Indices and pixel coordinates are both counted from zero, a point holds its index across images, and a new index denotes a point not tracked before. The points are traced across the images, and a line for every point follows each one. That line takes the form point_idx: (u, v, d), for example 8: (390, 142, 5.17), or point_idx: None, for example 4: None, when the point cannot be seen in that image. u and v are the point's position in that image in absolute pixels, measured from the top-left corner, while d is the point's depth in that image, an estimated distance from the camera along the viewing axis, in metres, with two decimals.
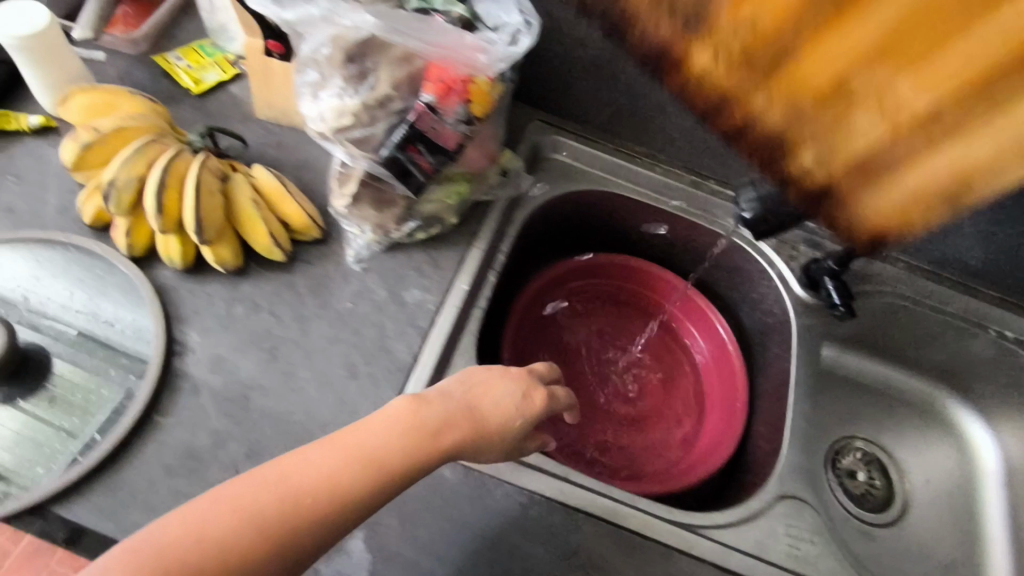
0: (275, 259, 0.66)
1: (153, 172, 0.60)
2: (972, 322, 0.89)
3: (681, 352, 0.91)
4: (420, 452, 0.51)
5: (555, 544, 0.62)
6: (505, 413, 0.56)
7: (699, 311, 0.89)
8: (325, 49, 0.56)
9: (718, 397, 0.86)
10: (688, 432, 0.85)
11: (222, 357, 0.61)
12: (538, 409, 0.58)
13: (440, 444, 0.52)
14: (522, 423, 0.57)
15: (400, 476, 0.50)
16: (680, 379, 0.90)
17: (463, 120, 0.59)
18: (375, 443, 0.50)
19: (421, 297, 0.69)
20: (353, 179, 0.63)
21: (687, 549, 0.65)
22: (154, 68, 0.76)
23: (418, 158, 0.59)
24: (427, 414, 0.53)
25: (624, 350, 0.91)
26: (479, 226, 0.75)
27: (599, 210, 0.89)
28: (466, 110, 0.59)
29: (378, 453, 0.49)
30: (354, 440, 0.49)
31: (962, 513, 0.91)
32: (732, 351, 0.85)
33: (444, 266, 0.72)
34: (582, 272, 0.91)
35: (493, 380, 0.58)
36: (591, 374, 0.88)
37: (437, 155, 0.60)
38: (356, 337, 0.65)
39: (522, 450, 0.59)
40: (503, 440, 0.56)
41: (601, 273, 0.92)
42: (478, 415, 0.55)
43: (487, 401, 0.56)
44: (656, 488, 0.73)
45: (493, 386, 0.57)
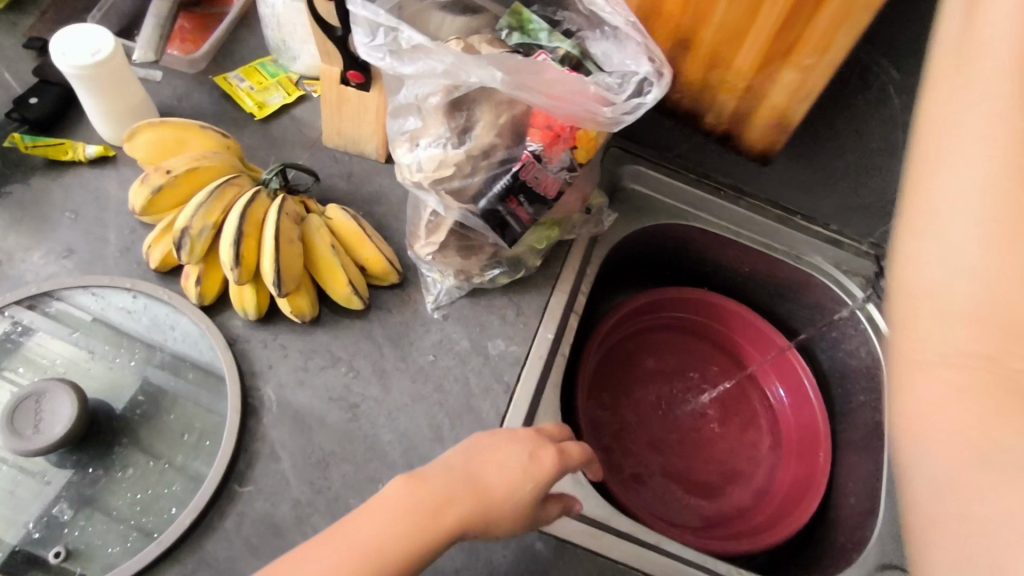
0: (353, 309, 0.61)
1: (230, 218, 0.55)
2: None
3: (756, 394, 0.88)
4: (421, 536, 0.44)
5: None
6: (515, 482, 0.49)
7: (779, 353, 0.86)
8: (433, 97, 0.53)
9: (799, 445, 0.82)
10: (762, 479, 0.82)
11: (301, 417, 0.57)
12: (550, 471, 0.50)
13: (443, 523, 0.45)
14: (538, 489, 0.50)
15: (405, 564, 0.43)
16: (755, 422, 0.86)
17: (568, 168, 0.53)
18: (371, 532, 0.44)
19: (505, 348, 0.65)
20: (443, 227, 0.59)
21: None
22: (214, 89, 0.71)
23: (518, 210, 0.54)
24: (429, 492, 0.46)
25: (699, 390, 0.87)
26: (561, 268, 0.71)
27: (676, 242, 0.85)
28: (571, 157, 0.53)
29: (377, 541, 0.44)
30: (350, 536, 0.44)
31: None
32: (817, 399, 0.82)
33: (527, 313, 0.67)
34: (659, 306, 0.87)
35: (495, 446, 0.50)
36: (660, 413, 0.84)
37: (538, 206, 0.54)
38: (439, 393, 0.61)
39: (539, 519, 0.51)
40: (513, 515, 0.48)
41: (677, 308, 0.88)
42: (490, 487, 0.48)
43: (495, 468, 0.49)
44: (740, 546, 0.70)
45: (501, 451, 0.50)
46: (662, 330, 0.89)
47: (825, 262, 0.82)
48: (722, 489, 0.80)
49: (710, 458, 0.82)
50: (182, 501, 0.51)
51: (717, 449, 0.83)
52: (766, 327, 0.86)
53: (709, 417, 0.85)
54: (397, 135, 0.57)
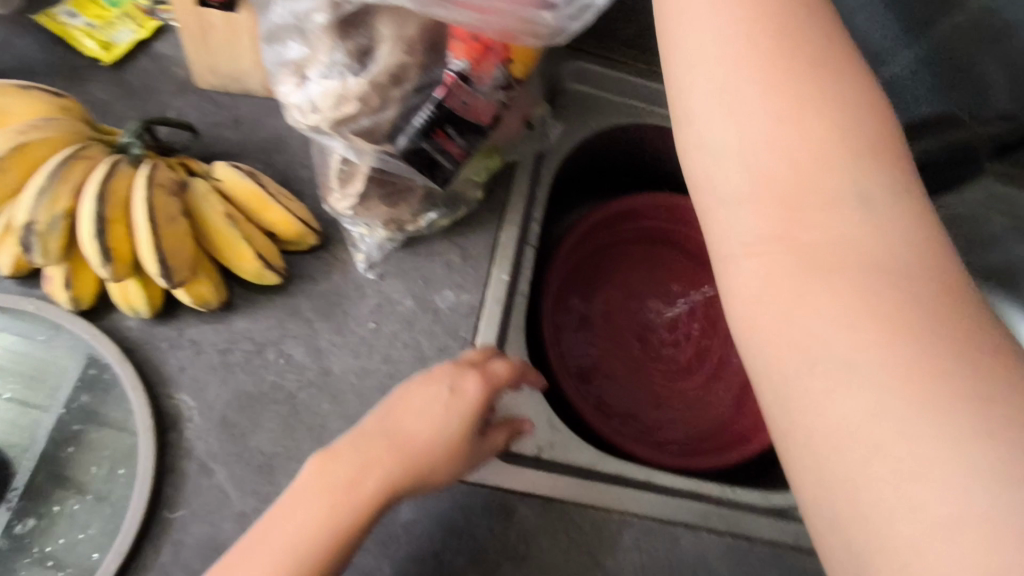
0: (269, 284, 0.52)
1: (82, 200, 0.43)
2: None
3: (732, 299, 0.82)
4: (332, 525, 0.41)
5: (660, 568, 0.53)
6: (425, 433, 0.44)
7: None
8: (317, 14, 0.41)
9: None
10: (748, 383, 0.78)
11: (229, 420, 0.49)
12: (474, 402, 0.46)
13: (356, 501, 0.41)
14: (461, 428, 0.45)
15: (334, 549, 0.40)
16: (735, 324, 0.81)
17: (501, 85, 0.46)
18: (295, 528, 0.40)
19: (456, 300, 0.57)
20: (359, 175, 0.49)
21: (795, 542, 0.57)
22: (46, 34, 0.57)
23: (450, 147, 0.46)
24: (331, 481, 0.42)
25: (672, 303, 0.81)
26: (507, 197, 0.62)
27: (633, 144, 0.76)
28: (504, 72, 0.45)
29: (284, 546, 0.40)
30: (257, 553, 0.40)
31: None
32: None
33: (475, 255, 0.59)
34: (620, 217, 0.79)
35: (402, 402, 0.46)
36: (635, 329, 0.78)
37: (469, 136, 0.47)
38: (388, 365, 0.53)
39: (480, 454, 0.47)
40: (447, 461, 0.45)
41: (639, 216, 0.80)
42: (402, 447, 0.44)
43: (404, 426, 0.45)
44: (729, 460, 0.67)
45: (412, 408, 0.45)
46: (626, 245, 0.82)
47: None
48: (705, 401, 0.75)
49: (690, 372, 0.76)
50: (103, 545, 0.44)
51: (696, 360, 0.77)
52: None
53: (685, 328, 0.79)
54: (277, 65, 0.44)
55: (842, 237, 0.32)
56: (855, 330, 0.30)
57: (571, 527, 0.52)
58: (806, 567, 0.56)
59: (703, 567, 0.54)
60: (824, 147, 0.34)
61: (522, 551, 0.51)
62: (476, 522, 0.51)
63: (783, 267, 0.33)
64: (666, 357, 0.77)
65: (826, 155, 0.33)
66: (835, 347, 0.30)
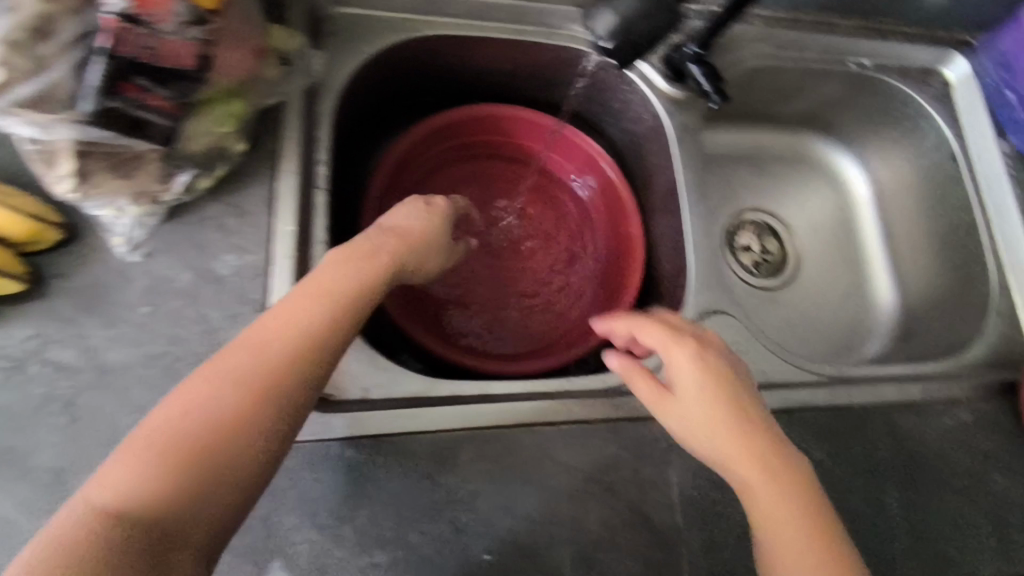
0: (13, 292, 0.49)
1: None
2: (831, 60, 0.84)
3: (568, 199, 0.83)
4: (302, 358, 0.44)
5: (498, 473, 0.54)
6: (356, 286, 0.49)
7: (566, 142, 0.80)
8: None
9: (615, 237, 0.79)
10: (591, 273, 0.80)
11: (5, 443, 0.47)
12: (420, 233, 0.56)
13: (311, 342, 0.45)
14: (387, 282, 0.52)
15: (306, 363, 0.45)
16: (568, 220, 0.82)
17: (189, 22, 0.42)
18: (249, 359, 0.44)
19: (238, 263, 0.54)
20: (66, 155, 0.45)
21: (626, 414, 0.60)
22: None
23: (152, 100, 0.43)
24: (275, 329, 0.45)
25: (509, 213, 0.81)
26: (277, 143, 0.59)
27: (419, 61, 0.72)
28: (189, 8, 0.42)
29: (247, 380, 0.43)
30: (201, 402, 0.42)
31: (845, 251, 0.96)
32: (615, 176, 0.78)
33: (253, 211, 0.56)
34: (428, 141, 0.77)
35: (329, 264, 0.50)
36: (471, 249, 0.77)
37: (173, 84, 0.44)
38: (175, 346, 0.51)
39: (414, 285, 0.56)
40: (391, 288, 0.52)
41: (448, 136, 0.78)
42: (343, 296, 0.48)
43: (338, 277, 0.49)
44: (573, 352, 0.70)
45: (347, 264, 0.50)
46: (454, 160, 0.81)
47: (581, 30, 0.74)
48: (548, 303, 0.77)
49: (531, 277, 0.78)
50: None
51: (536, 265, 0.79)
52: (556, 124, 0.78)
53: (523, 236, 0.80)
54: None
55: (740, 447, 0.49)
56: (787, 490, 0.47)
57: (402, 456, 0.53)
58: (641, 433, 0.59)
59: (542, 459, 0.56)
60: (726, 412, 0.50)
61: (356, 491, 0.52)
62: (300, 476, 0.51)
63: (788, 539, 0.46)
64: (507, 266, 0.77)
65: (757, 441, 0.49)
66: (761, 507, 0.47)
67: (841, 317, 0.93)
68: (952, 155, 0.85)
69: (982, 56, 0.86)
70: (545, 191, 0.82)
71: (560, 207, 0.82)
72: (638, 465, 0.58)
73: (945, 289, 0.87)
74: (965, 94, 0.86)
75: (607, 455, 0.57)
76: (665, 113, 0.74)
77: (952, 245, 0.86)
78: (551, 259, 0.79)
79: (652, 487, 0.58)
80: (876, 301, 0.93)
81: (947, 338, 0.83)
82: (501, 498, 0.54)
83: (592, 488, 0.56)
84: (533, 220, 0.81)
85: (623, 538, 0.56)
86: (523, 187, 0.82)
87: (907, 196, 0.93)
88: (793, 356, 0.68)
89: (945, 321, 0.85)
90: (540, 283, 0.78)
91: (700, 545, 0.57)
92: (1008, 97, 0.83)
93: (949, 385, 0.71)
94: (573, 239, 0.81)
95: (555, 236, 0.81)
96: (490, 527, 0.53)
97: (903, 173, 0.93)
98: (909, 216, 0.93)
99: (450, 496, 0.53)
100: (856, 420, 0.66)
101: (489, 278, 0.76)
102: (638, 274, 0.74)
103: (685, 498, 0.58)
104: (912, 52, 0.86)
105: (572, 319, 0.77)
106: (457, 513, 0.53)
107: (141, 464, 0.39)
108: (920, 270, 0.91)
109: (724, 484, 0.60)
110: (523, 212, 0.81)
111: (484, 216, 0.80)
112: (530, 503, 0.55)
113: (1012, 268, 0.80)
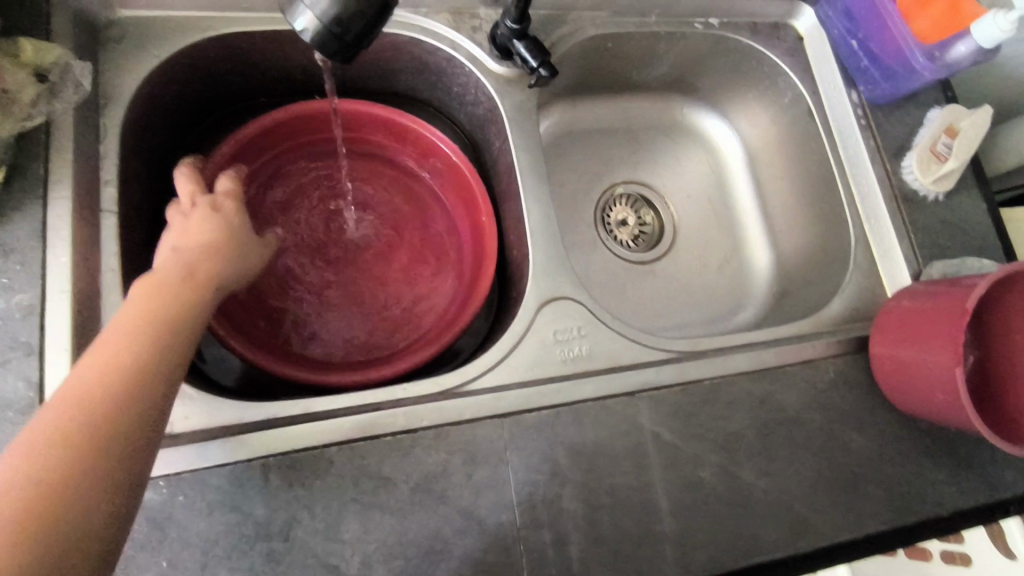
0: None
1: None
2: (677, 22, 0.82)
3: (420, 192, 0.79)
4: (172, 350, 0.43)
5: (315, 496, 0.52)
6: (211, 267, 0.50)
7: (403, 130, 0.75)
8: None
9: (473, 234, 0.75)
10: (448, 263, 0.76)
11: None
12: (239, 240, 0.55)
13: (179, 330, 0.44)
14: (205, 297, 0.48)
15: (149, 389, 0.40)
16: (419, 210, 0.78)
17: None
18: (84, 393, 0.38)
19: (6, 304, 0.51)
20: None
21: (457, 417, 0.58)
22: None
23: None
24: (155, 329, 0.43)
25: (361, 217, 0.76)
26: (45, 169, 0.54)
27: (227, 62, 0.68)
28: None
29: (105, 387, 0.38)
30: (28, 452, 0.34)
31: (722, 215, 0.95)
32: (457, 159, 0.74)
33: (20, 246, 0.52)
34: (251, 147, 0.71)
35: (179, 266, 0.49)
36: (314, 255, 0.72)
37: None
38: None
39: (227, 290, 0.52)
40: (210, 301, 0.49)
41: (273, 138, 0.73)
42: (179, 285, 0.47)
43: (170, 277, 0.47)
44: (424, 352, 0.65)
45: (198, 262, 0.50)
46: (294, 163, 0.76)
47: (403, 13, 0.70)
48: (404, 308, 0.73)
49: (386, 283, 0.74)
50: None
51: (391, 269, 0.74)
52: (400, 118, 0.74)
53: (375, 240, 0.75)
54: None
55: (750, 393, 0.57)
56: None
57: (207, 491, 0.51)
58: (473, 435, 0.57)
59: (365, 475, 0.54)
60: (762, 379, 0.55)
61: (156, 535, 0.49)
62: None
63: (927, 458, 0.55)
64: (355, 271, 0.73)
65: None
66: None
67: (719, 282, 0.92)
68: (807, 110, 0.84)
69: (827, 4, 0.84)
70: (400, 190, 0.78)
71: (418, 205, 0.78)
72: (470, 468, 0.56)
73: (814, 245, 0.87)
74: (814, 47, 0.85)
75: (435, 462, 0.55)
76: (497, 94, 0.72)
77: (816, 200, 0.85)
78: (406, 257, 0.75)
79: (488, 489, 0.56)
80: (752, 265, 0.93)
81: (814, 295, 0.82)
82: (321, 522, 0.52)
83: (421, 498, 0.54)
84: (387, 221, 0.76)
85: (457, 546, 0.54)
86: (374, 187, 0.78)
87: (772, 154, 0.92)
88: (642, 337, 0.67)
89: (814, 279, 0.85)
90: (395, 288, 0.74)
91: (543, 543, 0.56)
92: (854, 46, 0.83)
93: (804, 346, 0.71)
94: (431, 239, 0.77)
95: (412, 236, 0.77)
96: (309, 554, 0.51)
97: (768, 131, 0.92)
98: (777, 174, 0.91)
99: (264, 528, 0.51)
100: (708, 394, 0.65)
101: (336, 283, 0.72)
102: (492, 267, 0.69)
103: (524, 497, 0.57)
104: (760, 6, 0.84)
105: (430, 320, 0.73)
106: (273, 544, 0.50)
107: (34, 466, 0.34)
108: (791, 228, 0.90)
109: (567, 477, 0.58)
110: (376, 213, 0.77)
111: (331, 221, 0.75)
112: (353, 523, 0.52)
113: (869, 221, 0.79)
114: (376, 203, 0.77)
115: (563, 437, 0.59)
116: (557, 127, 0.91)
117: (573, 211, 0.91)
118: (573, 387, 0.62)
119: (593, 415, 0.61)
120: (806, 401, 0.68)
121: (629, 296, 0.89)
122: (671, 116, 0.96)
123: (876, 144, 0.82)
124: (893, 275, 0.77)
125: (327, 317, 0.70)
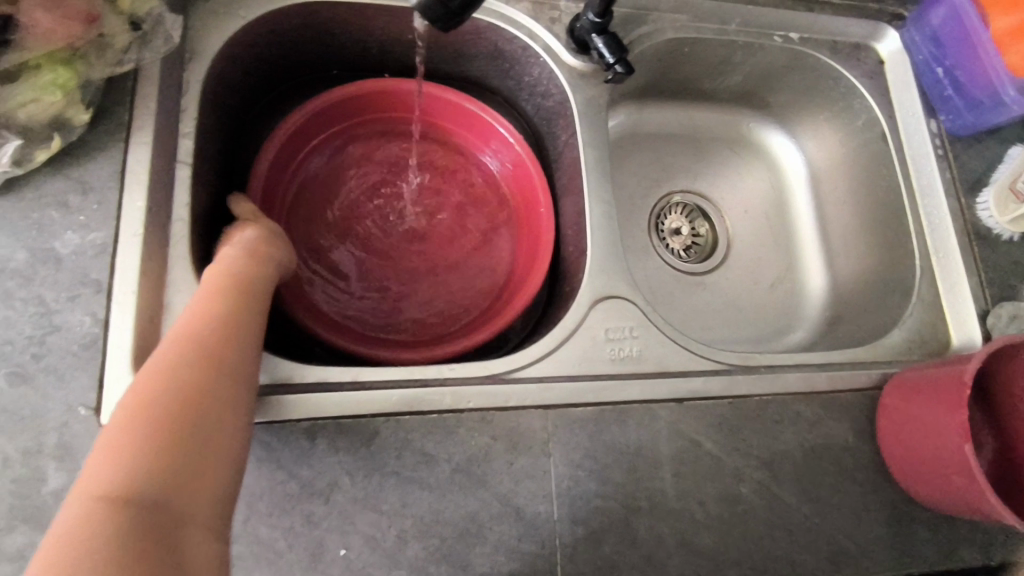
0: None
1: None
2: (757, 33, 0.80)
3: (481, 179, 0.78)
4: (228, 338, 0.44)
5: (358, 464, 0.52)
6: (207, 320, 0.44)
7: (470, 116, 0.74)
8: None
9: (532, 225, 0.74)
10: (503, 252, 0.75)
11: None
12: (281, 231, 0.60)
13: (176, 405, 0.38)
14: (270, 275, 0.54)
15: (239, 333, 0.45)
16: (479, 196, 0.77)
17: None
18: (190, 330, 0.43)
19: (80, 241, 0.51)
20: None
21: (503, 403, 0.57)
22: None
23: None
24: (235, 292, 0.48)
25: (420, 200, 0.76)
26: (130, 113, 0.55)
27: (307, 32, 0.69)
28: None
29: (147, 423, 0.36)
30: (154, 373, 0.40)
31: (778, 234, 0.93)
32: (522, 150, 0.73)
33: (98, 185, 0.53)
34: (319, 121, 0.72)
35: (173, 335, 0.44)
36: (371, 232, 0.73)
37: None
38: (8, 329, 0.49)
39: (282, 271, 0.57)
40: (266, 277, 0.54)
41: (341, 113, 0.73)
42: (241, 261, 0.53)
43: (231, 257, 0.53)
44: (473, 340, 0.64)
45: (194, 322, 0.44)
46: (360, 141, 0.76)
47: None
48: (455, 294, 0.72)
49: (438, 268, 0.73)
50: None
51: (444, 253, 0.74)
52: (466, 104, 0.73)
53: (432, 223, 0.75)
54: None
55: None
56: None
57: (254, 446, 0.51)
58: (517, 424, 0.57)
59: (408, 450, 0.53)
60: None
61: None
62: None
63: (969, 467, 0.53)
64: (409, 252, 0.73)
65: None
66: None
67: (770, 302, 0.90)
68: (882, 134, 0.82)
69: (914, 29, 0.82)
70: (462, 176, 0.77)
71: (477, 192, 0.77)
72: (512, 455, 0.55)
73: (874, 273, 0.84)
74: (896, 71, 0.83)
75: (477, 446, 0.55)
76: (569, 87, 0.71)
77: (881, 228, 0.83)
78: (461, 242, 0.75)
79: (528, 479, 0.55)
80: (805, 288, 0.91)
81: (870, 324, 0.80)
82: (361, 491, 0.52)
83: (461, 478, 0.54)
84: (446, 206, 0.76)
85: (492, 532, 0.53)
86: (437, 171, 0.77)
87: (836, 177, 0.90)
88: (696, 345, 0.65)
89: (871, 308, 0.82)
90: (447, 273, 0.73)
91: (579, 542, 0.55)
92: (939, 73, 0.81)
93: (860, 373, 0.68)
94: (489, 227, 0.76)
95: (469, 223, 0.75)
96: (347, 520, 0.51)
97: (836, 153, 0.90)
98: (840, 197, 0.89)
99: (305, 490, 0.51)
100: (756, 410, 0.64)
101: (391, 262, 0.72)
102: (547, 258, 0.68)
103: (563, 492, 0.56)
104: (843, 24, 0.82)
105: (480, 309, 0.72)
106: (313, 506, 0.51)
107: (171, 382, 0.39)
108: (850, 253, 0.88)
109: (607, 476, 0.57)
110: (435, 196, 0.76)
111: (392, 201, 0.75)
112: (392, 496, 0.52)
113: (937, 254, 0.77)
114: (436, 188, 0.76)
115: (607, 436, 0.58)
116: (620, 128, 0.91)
117: (627, 214, 0.90)
118: (622, 387, 0.61)
119: (639, 418, 0.60)
120: (856, 428, 0.66)
121: (676, 305, 0.87)
122: (738, 129, 0.95)
123: (951, 176, 0.79)
124: (957, 311, 0.75)
125: (378, 295, 0.70)
